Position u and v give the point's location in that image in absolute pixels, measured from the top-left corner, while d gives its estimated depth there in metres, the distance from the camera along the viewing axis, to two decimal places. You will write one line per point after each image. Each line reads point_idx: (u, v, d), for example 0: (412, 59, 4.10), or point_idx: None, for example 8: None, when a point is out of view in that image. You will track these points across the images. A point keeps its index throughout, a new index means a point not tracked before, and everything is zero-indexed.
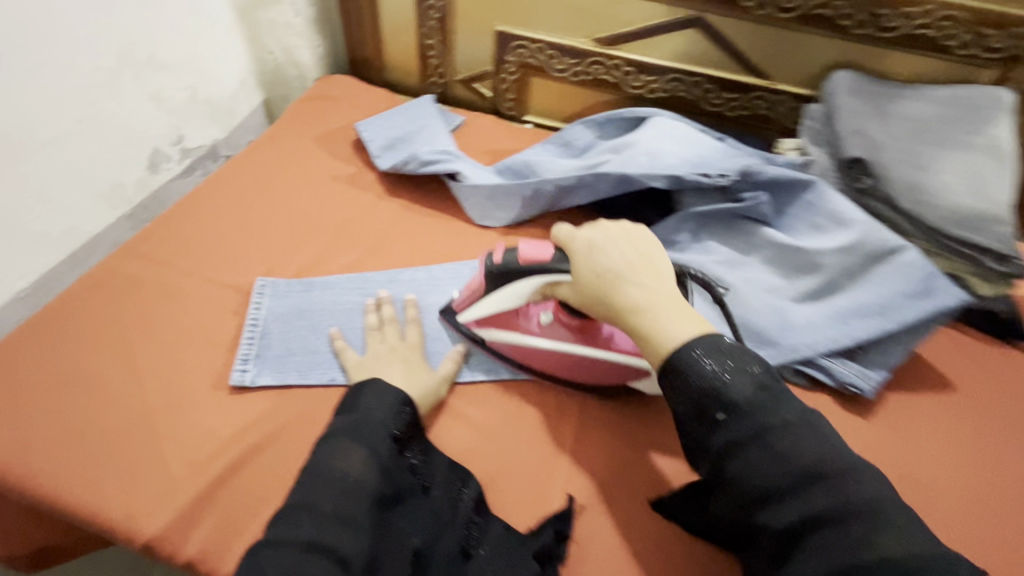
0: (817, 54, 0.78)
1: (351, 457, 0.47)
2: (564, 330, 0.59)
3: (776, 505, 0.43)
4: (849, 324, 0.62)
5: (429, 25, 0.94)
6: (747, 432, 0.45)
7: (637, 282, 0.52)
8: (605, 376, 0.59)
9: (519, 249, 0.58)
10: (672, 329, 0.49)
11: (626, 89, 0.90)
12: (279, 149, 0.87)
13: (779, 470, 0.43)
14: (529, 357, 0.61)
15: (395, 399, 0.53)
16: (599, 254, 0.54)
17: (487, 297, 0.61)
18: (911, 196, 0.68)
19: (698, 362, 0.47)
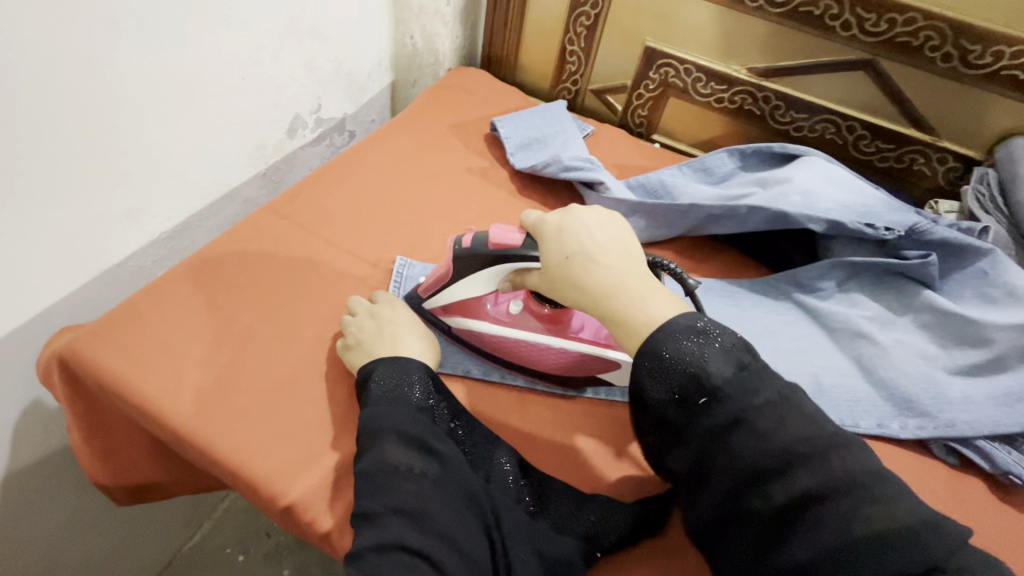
0: (996, 117, 0.74)
1: (386, 450, 0.48)
2: (533, 319, 0.63)
3: (768, 487, 0.42)
4: (1017, 410, 0.56)
5: (576, 32, 0.94)
6: (727, 416, 0.43)
7: (603, 267, 0.51)
8: (564, 368, 0.62)
9: (490, 233, 0.58)
10: (638, 314, 0.48)
11: (771, 123, 0.88)
12: (415, 133, 0.88)
13: (764, 454, 0.42)
14: (496, 346, 0.63)
15: (413, 376, 0.54)
16: (569, 237, 0.53)
17: (453, 284, 0.61)
18: None
19: (679, 336, 0.45)
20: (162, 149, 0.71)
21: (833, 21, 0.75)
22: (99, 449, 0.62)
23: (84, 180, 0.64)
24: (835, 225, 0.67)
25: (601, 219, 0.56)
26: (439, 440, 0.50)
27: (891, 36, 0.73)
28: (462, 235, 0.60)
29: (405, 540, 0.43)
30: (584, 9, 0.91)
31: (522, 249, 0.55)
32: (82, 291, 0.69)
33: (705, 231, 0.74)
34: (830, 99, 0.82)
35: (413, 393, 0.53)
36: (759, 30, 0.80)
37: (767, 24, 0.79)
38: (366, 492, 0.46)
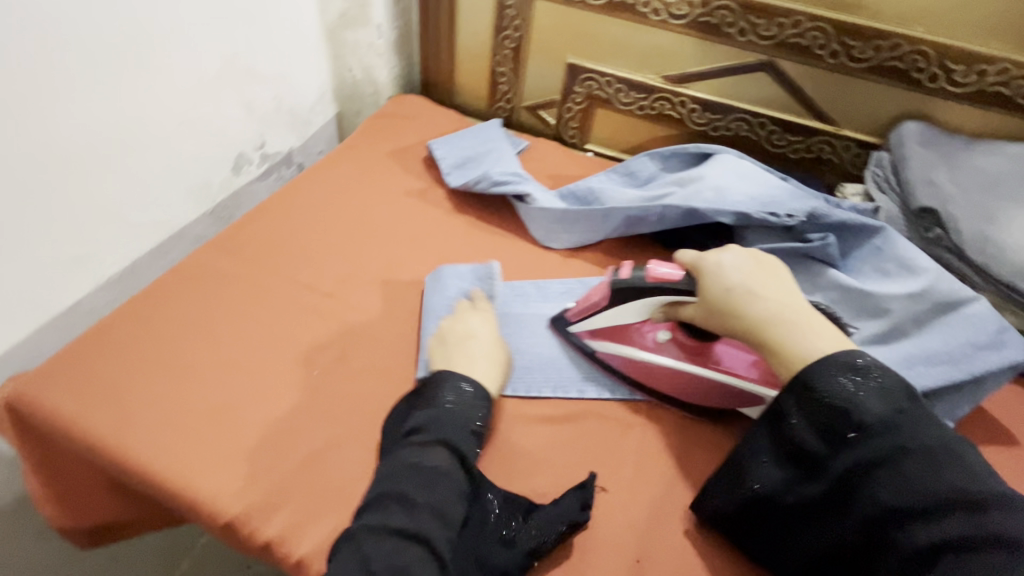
0: (887, 105, 0.80)
1: (434, 454, 0.51)
2: (677, 348, 0.64)
3: (904, 525, 0.44)
4: (917, 371, 0.61)
5: (503, 54, 0.99)
6: (880, 455, 0.46)
7: (760, 297, 0.55)
8: (708, 396, 0.63)
9: (648, 268, 0.62)
10: (801, 341, 0.52)
11: (690, 125, 0.93)
12: (356, 161, 0.92)
13: (911, 492, 0.45)
14: (639, 372, 0.65)
15: (479, 399, 0.56)
16: (726, 272, 0.57)
17: (606, 309, 0.65)
18: (979, 248, 0.67)
19: (840, 372, 0.48)
20: (107, 197, 0.74)
21: (729, 28, 0.81)
22: (55, 494, 0.65)
23: (30, 233, 0.67)
24: (745, 217, 0.71)
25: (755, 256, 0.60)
26: (474, 453, 0.53)
27: (783, 38, 0.79)
28: (617, 267, 0.65)
29: (429, 535, 0.47)
30: (507, 32, 0.96)
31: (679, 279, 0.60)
32: (33, 338, 0.72)
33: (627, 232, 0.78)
34: (740, 99, 0.88)
35: (476, 412, 0.55)
36: (666, 41, 0.86)
37: (673, 35, 0.85)
38: (406, 482, 0.49)
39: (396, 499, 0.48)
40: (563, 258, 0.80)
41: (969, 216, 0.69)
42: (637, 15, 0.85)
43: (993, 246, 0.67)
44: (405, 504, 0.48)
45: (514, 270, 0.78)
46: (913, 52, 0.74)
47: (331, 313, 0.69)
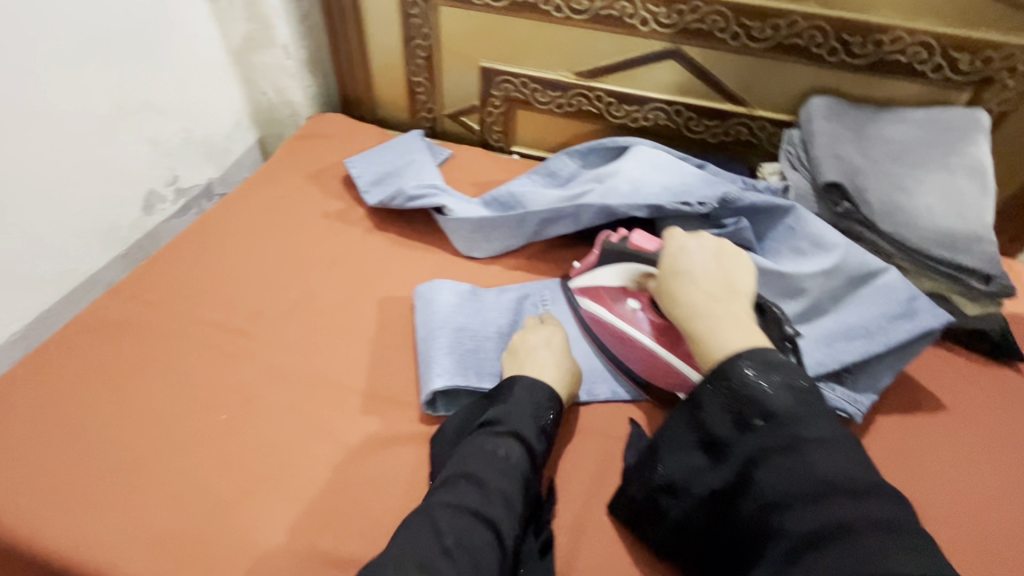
0: (795, 82, 0.80)
1: (507, 445, 0.51)
2: (649, 325, 0.62)
3: (788, 514, 0.41)
4: (836, 347, 0.61)
5: (416, 64, 0.97)
6: (779, 442, 0.44)
7: (705, 284, 0.53)
8: (671, 381, 0.61)
9: (632, 237, 0.65)
10: (726, 336, 0.49)
11: (610, 119, 0.92)
12: (272, 187, 0.90)
13: (801, 478, 0.42)
14: (609, 335, 0.65)
15: (546, 395, 0.56)
16: (684, 256, 0.56)
17: (595, 270, 0.66)
18: (888, 217, 0.68)
19: (754, 361, 0.47)
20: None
21: (631, 19, 0.80)
22: None
23: None
24: (658, 210, 0.71)
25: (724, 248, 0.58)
26: (541, 448, 0.53)
27: (684, 25, 0.78)
28: (626, 236, 0.67)
29: (497, 517, 0.46)
30: (417, 41, 0.94)
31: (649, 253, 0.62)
32: None
33: (547, 234, 0.77)
34: (654, 88, 0.87)
35: (546, 414, 0.55)
36: (573, 37, 0.85)
37: (578, 31, 0.84)
38: (476, 462, 0.49)
39: (467, 477, 0.47)
40: (487, 267, 0.78)
41: (876, 187, 0.69)
42: (540, 13, 0.84)
43: (899, 215, 0.68)
44: (475, 481, 0.47)
45: None
46: (811, 27, 0.74)
47: (242, 351, 0.66)
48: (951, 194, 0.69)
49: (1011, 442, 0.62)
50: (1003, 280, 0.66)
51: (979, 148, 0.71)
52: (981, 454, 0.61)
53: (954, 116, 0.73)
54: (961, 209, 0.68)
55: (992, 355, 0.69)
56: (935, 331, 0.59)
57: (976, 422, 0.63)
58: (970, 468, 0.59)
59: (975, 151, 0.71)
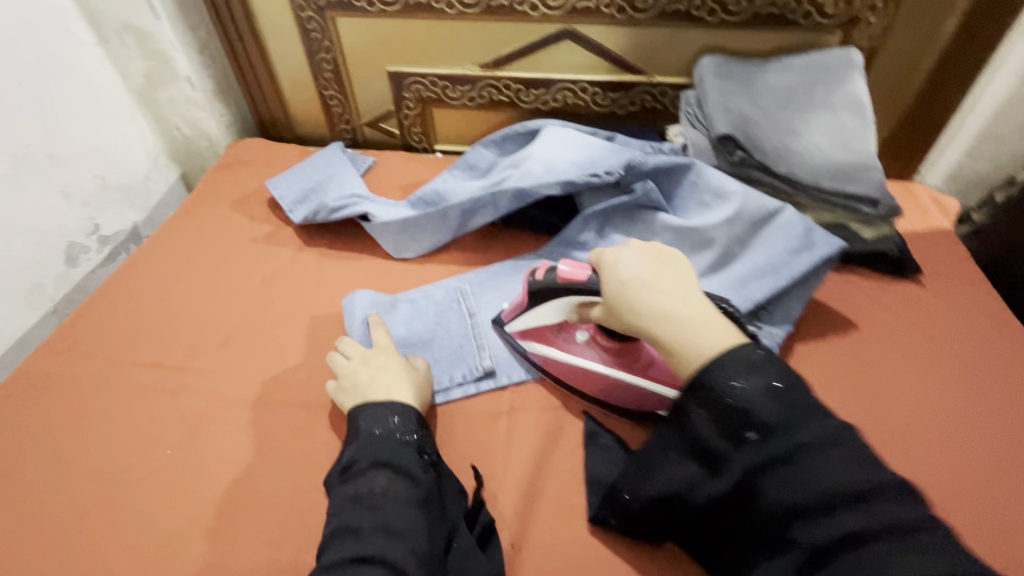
0: (684, 45, 0.84)
1: (374, 478, 0.51)
2: (602, 352, 0.63)
3: (797, 525, 0.41)
4: (748, 287, 0.65)
5: (325, 77, 0.98)
6: (777, 453, 0.42)
7: (658, 288, 0.52)
8: (636, 402, 0.63)
9: (559, 269, 0.61)
10: (702, 336, 0.48)
11: (522, 105, 0.95)
12: (195, 220, 0.89)
13: (806, 491, 0.41)
14: (563, 373, 0.65)
15: (396, 414, 0.57)
16: (621, 267, 0.55)
17: (530, 310, 0.65)
18: (780, 160, 0.73)
19: (732, 367, 0.45)
20: None
21: (522, 6, 0.82)
22: None
23: None
24: (570, 186, 0.74)
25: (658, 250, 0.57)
26: (414, 463, 0.53)
27: (572, 5, 0.81)
28: (535, 269, 0.64)
29: (385, 554, 0.46)
30: (322, 55, 0.95)
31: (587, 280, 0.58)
32: None
33: (471, 226, 0.79)
34: (557, 69, 0.90)
35: (395, 425, 0.56)
36: (470, 30, 0.87)
37: (474, 24, 0.86)
38: (350, 514, 0.49)
39: (347, 531, 0.48)
40: (419, 266, 0.80)
41: (768, 133, 0.74)
42: (434, 12, 0.85)
43: (790, 155, 0.73)
44: (353, 530, 0.48)
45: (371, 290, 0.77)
46: None
47: (183, 386, 0.67)
48: (836, 129, 0.74)
49: (916, 350, 0.67)
50: (888, 202, 0.72)
51: (857, 83, 0.75)
52: (890, 365, 0.66)
53: (830, 58, 0.77)
54: (846, 141, 0.73)
55: (900, 272, 0.74)
56: (832, 257, 0.64)
57: (884, 336, 0.68)
58: (881, 379, 0.64)
59: (852, 87, 0.76)
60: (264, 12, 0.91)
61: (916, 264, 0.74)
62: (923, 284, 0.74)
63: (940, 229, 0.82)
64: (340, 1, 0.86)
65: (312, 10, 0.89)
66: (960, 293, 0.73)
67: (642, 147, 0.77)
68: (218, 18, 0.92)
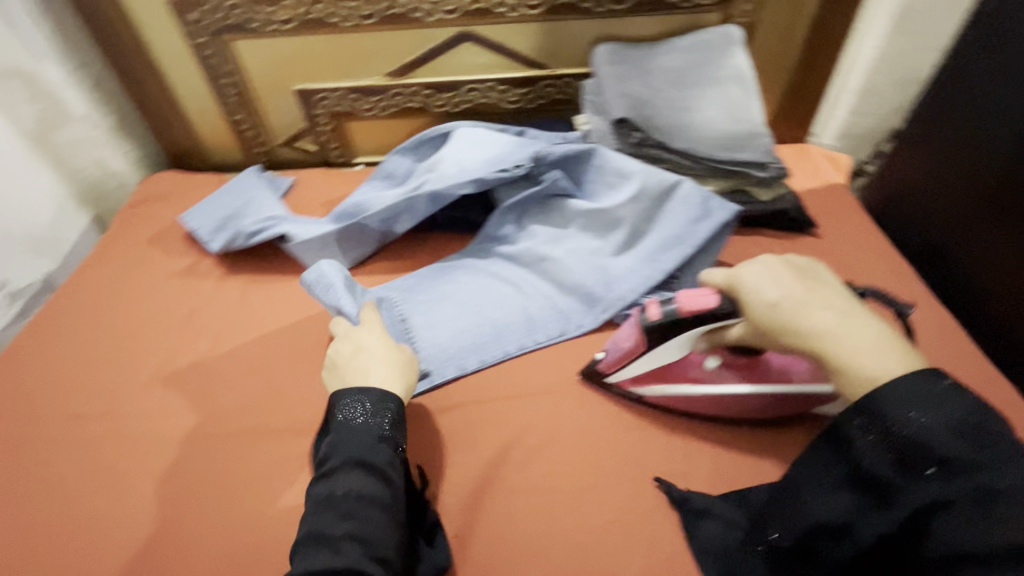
0: (579, 37, 0.87)
1: (349, 481, 0.50)
2: (731, 372, 0.60)
3: (975, 572, 0.37)
4: (658, 260, 0.70)
5: (231, 102, 0.96)
6: (963, 493, 0.39)
7: (816, 306, 0.47)
8: (787, 407, 0.60)
9: (678, 299, 0.57)
10: (872, 358, 0.44)
11: (435, 110, 0.96)
12: (110, 263, 0.86)
13: (991, 540, 0.37)
14: (693, 403, 0.62)
15: (375, 404, 0.55)
16: (761, 288, 0.50)
17: (644, 355, 0.61)
18: (675, 136, 0.77)
19: (916, 399, 0.41)
20: None
21: (416, 13, 0.83)
22: None
23: None
24: (482, 184, 0.75)
25: (792, 264, 0.53)
26: (386, 463, 0.52)
27: (464, 8, 0.83)
28: (644, 306, 0.60)
29: (354, 564, 0.46)
30: (225, 80, 0.93)
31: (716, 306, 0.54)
32: None
33: (393, 233, 0.80)
34: (462, 71, 0.92)
35: (375, 422, 0.54)
36: (370, 42, 0.87)
37: (373, 35, 0.86)
38: (323, 516, 0.48)
39: (317, 533, 0.48)
40: None
41: (661, 114, 0.78)
42: (330, 27, 0.85)
43: (684, 132, 0.77)
44: (324, 535, 0.48)
45: (299, 309, 0.77)
46: None
47: (113, 431, 0.66)
48: (725, 104, 0.78)
49: None
50: (779, 164, 0.77)
51: (737, 58, 0.81)
52: None
53: (712, 37, 0.82)
54: (735, 113, 0.77)
55: (798, 228, 0.80)
56: (729, 222, 0.68)
57: None
58: None
59: (736, 62, 0.81)
60: (156, 43, 0.89)
61: (811, 220, 0.79)
62: (820, 237, 0.79)
63: (832, 185, 0.88)
64: (234, 24, 0.85)
65: (206, 35, 0.87)
66: (852, 241, 0.79)
67: (550, 138, 0.81)
68: (108, 54, 0.90)
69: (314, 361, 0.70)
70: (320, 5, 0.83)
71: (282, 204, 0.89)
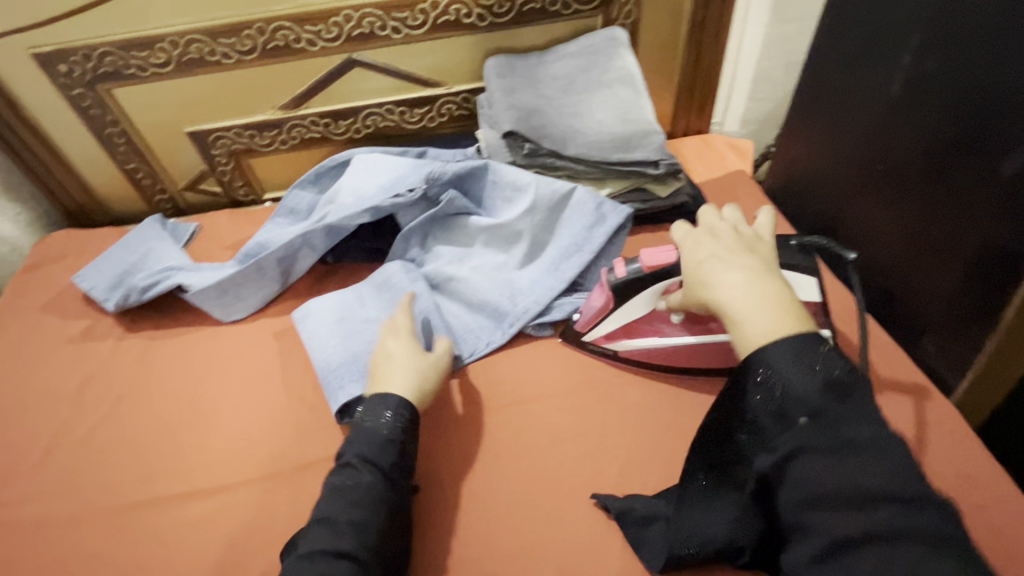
0: (470, 53, 0.87)
1: (356, 474, 0.52)
2: (697, 322, 0.60)
3: (817, 513, 0.38)
4: (561, 268, 0.70)
5: (121, 152, 0.92)
6: (823, 443, 0.39)
7: (737, 265, 0.48)
8: (752, 355, 0.60)
9: (641, 260, 0.57)
10: (755, 317, 0.44)
11: (337, 138, 0.95)
12: (1, 335, 0.81)
13: (838, 485, 0.38)
14: (665, 358, 0.62)
15: (390, 408, 0.56)
16: (692, 247, 0.52)
17: (616, 312, 0.61)
18: (566, 145, 0.76)
19: (789, 364, 0.41)
20: None
21: (298, 44, 0.82)
22: None
23: None
24: (379, 211, 0.74)
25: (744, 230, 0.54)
26: (396, 464, 0.53)
27: (347, 34, 0.82)
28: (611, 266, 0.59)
29: (350, 549, 0.48)
30: (109, 130, 0.89)
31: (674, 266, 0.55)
32: None
33: (298, 270, 0.79)
34: (357, 97, 0.90)
35: (388, 425, 0.55)
36: (257, 76, 0.85)
37: (258, 70, 0.84)
38: (329, 505, 0.51)
39: (320, 523, 0.50)
40: (254, 323, 0.78)
41: (552, 121, 0.78)
42: (212, 65, 0.83)
43: (576, 138, 0.77)
44: (325, 524, 0.50)
45: (205, 360, 0.74)
46: (452, 3, 0.81)
47: (2, 521, 0.61)
48: (614, 106, 0.80)
49: None
50: (673, 161, 0.77)
51: (624, 59, 0.83)
52: None
53: (597, 41, 0.84)
54: (623, 114, 0.79)
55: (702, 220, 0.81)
56: (624, 224, 0.70)
57: None
58: None
59: (622, 62, 0.83)
60: (30, 99, 0.85)
61: None
62: None
63: (733, 172, 0.91)
64: (109, 71, 0.82)
65: (81, 86, 0.83)
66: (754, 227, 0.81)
67: (450, 158, 0.82)
68: None
69: (219, 416, 0.68)
70: (197, 44, 0.80)
71: (184, 253, 0.86)
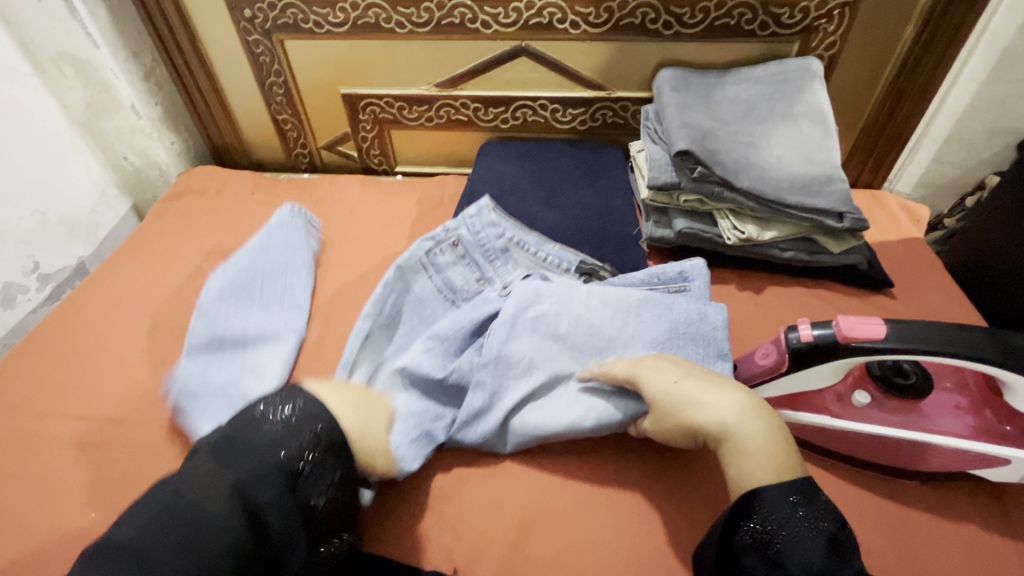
0: (644, 61, 0.82)
1: (204, 462, 0.42)
2: (877, 409, 0.52)
3: None
4: (640, 317, 0.60)
5: (277, 101, 0.95)
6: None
7: (713, 391, 0.49)
8: (943, 464, 0.51)
9: (837, 325, 0.49)
10: (760, 445, 0.45)
11: (481, 124, 0.93)
12: (143, 254, 0.84)
13: None
14: (833, 441, 0.53)
15: (298, 398, 0.46)
16: (645, 384, 0.52)
17: (787, 376, 0.53)
18: (740, 175, 0.68)
19: (785, 508, 0.43)
20: None
21: (472, 24, 0.80)
22: None
23: None
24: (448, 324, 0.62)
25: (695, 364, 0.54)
26: (281, 463, 0.43)
27: (524, 21, 0.79)
28: (792, 323, 0.52)
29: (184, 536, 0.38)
30: (272, 79, 0.92)
31: (885, 348, 0.47)
32: None
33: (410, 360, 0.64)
34: (514, 86, 0.87)
35: (278, 412, 0.45)
36: (424, 50, 0.84)
37: (426, 43, 0.83)
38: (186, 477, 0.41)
39: (170, 488, 0.40)
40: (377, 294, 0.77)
41: (726, 148, 0.70)
42: (384, 32, 0.82)
43: (752, 170, 0.69)
44: (223, 454, 0.42)
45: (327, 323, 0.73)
46: (641, 5, 0.76)
47: (118, 440, 0.63)
48: (799, 143, 0.72)
49: None
50: (857, 216, 0.68)
51: (816, 93, 0.75)
52: None
53: (789, 69, 0.76)
54: (808, 153, 0.71)
55: (872, 287, 0.72)
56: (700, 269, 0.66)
57: None
58: None
59: (813, 97, 0.74)
60: (208, 38, 0.89)
61: (887, 278, 0.72)
62: (893, 297, 0.72)
63: (912, 237, 0.80)
64: (288, 23, 0.83)
65: (259, 33, 0.86)
66: (934, 306, 0.71)
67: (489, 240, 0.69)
68: (165, 47, 0.90)
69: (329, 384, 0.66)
70: (376, 10, 0.80)
71: (310, 275, 0.77)
